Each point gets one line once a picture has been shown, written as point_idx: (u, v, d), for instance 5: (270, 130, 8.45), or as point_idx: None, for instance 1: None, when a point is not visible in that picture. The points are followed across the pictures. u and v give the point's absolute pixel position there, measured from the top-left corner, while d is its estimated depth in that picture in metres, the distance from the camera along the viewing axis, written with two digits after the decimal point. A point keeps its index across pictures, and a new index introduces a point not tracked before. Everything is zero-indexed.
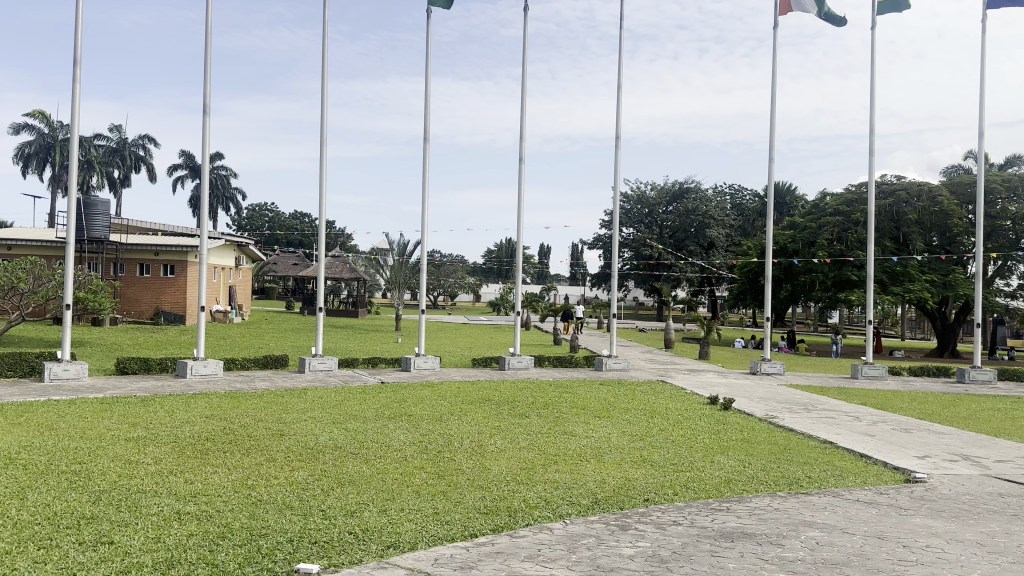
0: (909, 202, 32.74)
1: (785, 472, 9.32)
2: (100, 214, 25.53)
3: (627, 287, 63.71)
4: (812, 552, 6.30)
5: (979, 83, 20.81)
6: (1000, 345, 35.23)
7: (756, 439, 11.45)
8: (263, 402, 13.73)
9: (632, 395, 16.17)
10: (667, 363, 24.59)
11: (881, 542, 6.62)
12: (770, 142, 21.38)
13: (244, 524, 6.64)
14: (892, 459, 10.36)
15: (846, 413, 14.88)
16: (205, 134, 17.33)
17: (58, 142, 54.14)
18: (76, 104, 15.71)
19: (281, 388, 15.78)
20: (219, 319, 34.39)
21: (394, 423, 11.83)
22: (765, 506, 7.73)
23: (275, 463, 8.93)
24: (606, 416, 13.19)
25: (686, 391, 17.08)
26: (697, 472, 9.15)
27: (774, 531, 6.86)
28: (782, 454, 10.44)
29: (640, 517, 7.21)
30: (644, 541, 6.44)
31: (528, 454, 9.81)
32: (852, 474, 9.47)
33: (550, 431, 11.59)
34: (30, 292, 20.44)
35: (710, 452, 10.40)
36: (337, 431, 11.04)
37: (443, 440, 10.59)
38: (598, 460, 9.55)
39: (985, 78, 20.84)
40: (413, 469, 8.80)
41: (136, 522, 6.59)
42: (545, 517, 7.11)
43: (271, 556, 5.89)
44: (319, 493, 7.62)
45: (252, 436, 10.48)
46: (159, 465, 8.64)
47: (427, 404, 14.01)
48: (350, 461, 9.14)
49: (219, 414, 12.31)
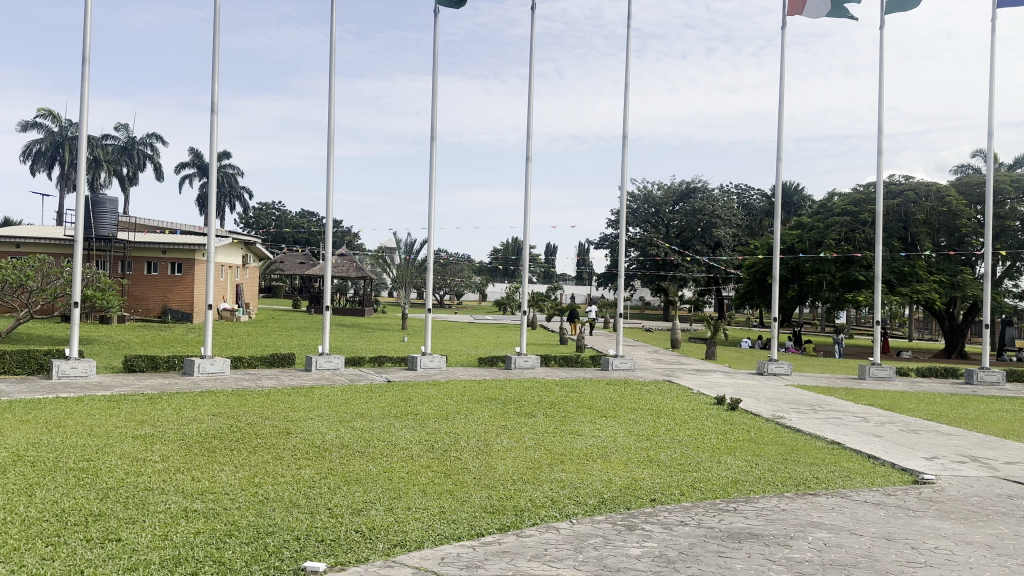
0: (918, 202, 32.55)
1: (792, 473, 9.30)
2: (107, 212, 25.64)
3: (633, 287, 63.63)
4: (819, 553, 6.28)
5: (989, 82, 20.68)
6: (1008, 346, 35.11)
7: (763, 440, 11.42)
8: (270, 400, 13.76)
9: (638, 395, 16.15)
10: (673, 363, 24.51)
11: (889, 544, 6.59)
12: (778, 141, 21.28)
13: (251, 522, 6.65)
14: (900, 460, 10.33)
15: (853, 413, 14.84)
16: (213, 132, 17.38)
17: (68, 141, 54.27)
18: (85, 103, 15.77)
19: (288, 386, 15.83)
20: (225, 317, 34.48)
21: (400, 422, 11.81)
22: (772, 507, 7.71)
23: (280, 461, 8.94)
24: (611, 416, 13.17)
25: (692, 391, 17.03)
26: (704, 472, 9.13)
27: (781, 531, 6.85)
28: (789, 455, 10.41)
29: (647, 517, 7.20)
30: (650, 542, 6.43)
31: (535, 453, 9.80)
32: (859, 475, 9.43)
33: (556, 430, 11.56)
34: (38, 288, 20.53)
35: (717, 452, 10.37)
36: (344, 430, 11.04)
37: (449, 439, 10.57)
38: (605, 461, 9.53)
39: (995, 77, 20.70)
40: (419, 468, 8.79)
41: (144, 519, 6.62)
42: (551, 516, 7.11)
43: (277, 555, 5.89)
44: (326, 493, 7.62)
45: (259, 434, 10.49)
46: (165, 463, 8.66)
47: (433, 402, 14.02)
48: (356, 460, 9.14)
49: (226, 412, 12.37)
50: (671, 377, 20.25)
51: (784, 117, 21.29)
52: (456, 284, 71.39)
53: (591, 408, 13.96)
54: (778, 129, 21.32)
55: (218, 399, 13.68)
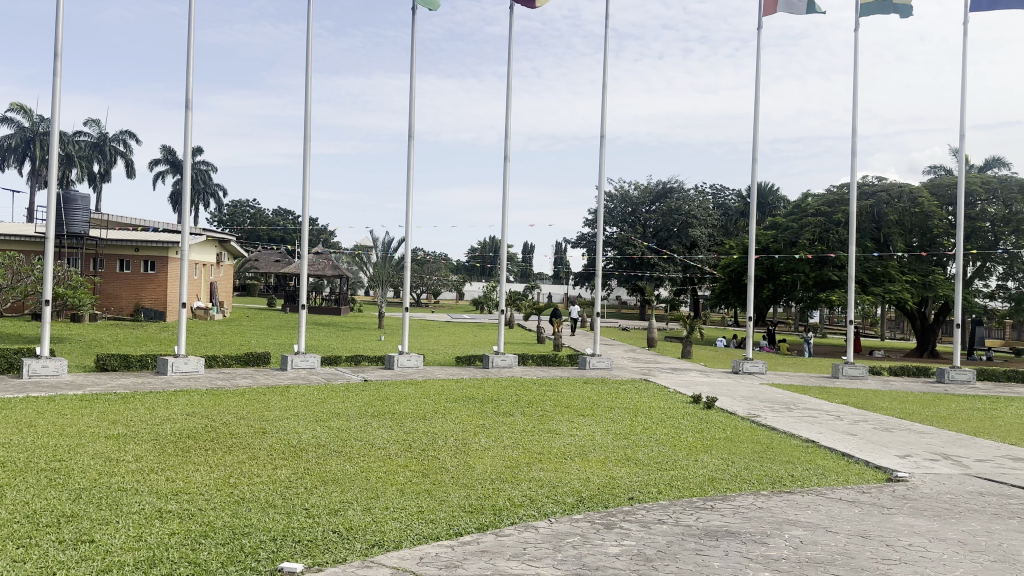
0: (890, 203, 32.94)
1: (767, 471, 9.39)
2: (79, 209, 25.19)
3: (610, 286, 63.86)
4: (795, 551, 6.35)
5: (962, 86, 21.05)
6: (977, 346, 35.74)
7: (739, 438, 11.53)
8: (245, 400, 13.60)
9: (615, 393, 16.21)
10: (649, 362, 24.57)
11: (864, 541, 6.67)
12: (753, 144, 21.47)
13: (227, 522, 6.58)
14: (874, 458, 10.46)
15: (828, 412, 15.01)
16: (188, 129, 17.16)
17: (38, 136, 53.07)
18: (55, 98, 15.50)
19: (264, 386, 15.68)
20: (200, 315, 34.08)
21: (377, 422, 11.74)
22: (748, 505, 7.77)
23: (257, 461, 8.86)
24: (589, 415, 13.20)
25: (669, 390, 17.13)
26: (680, 470, 9.20)
27: (758, 529, 6.91)
28: (764, 453, 10.51)
29: (624, 515, 7.24)
30: (629, 540, 6.46)
31: (512, 452, 9.80)
32: (833, 473, 9.53)
33: (534, 429, 11.57)
34: (7, 287, 20.12)
35: (693, 450, 10.45)
36: (321, 430, 10.95)
37: (427, 439, 10.53)
38: (585, 461, 9.52)
39: (968, 80, 21.06)
40: (396, 468, 8.76)
41: (119, 520, 6.53)
42: (529, 516, 7.11)
43: (254, 555, 5.84)
44: (299, 495, 7.51)
45: (235, 434, 10.38)
46: (140, 463, 8.55)
47: (412, 402, 13.96)
48: (334, 459, 9.08)
49: (201, 411, 12.21)
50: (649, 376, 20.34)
51: (759, 118, 21.52)
52: (433, 284, 71.00)
53: (568, 407, 13.98)
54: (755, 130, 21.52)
55: (192, 399, 13.53)
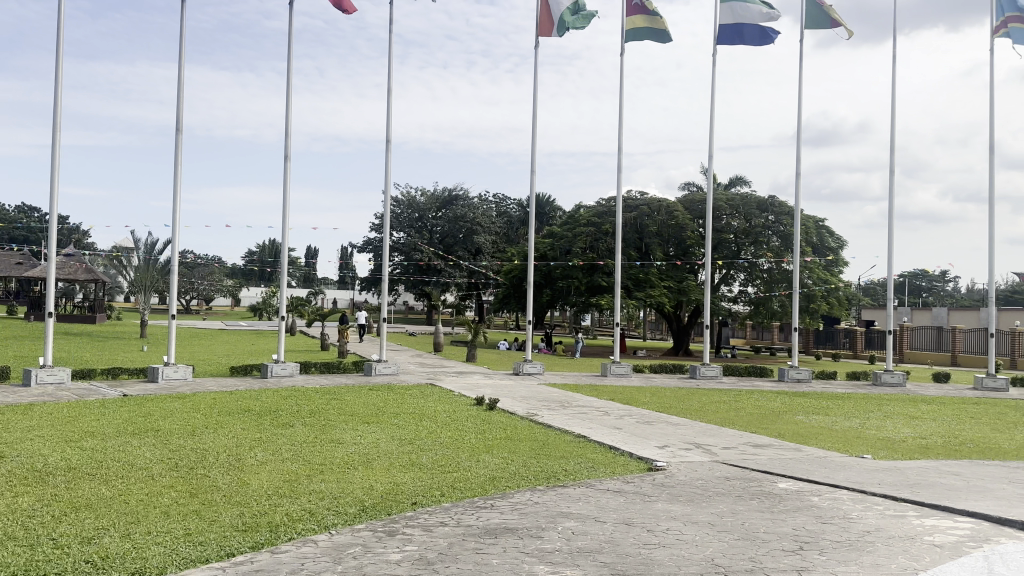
0: None
1: (874, 487, 8.86)
2: None
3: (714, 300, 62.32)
4: (900, 566, 5.95)
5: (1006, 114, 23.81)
6: None
7: (846, 456, 10.93)
8: (341, 411, 14.04)
9: (718, 412, 15.73)
10: (751, 380, 23.84)
11: (980, 559, 6.18)
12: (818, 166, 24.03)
13: (301, 527, 6.75)
14: (1004, 477, 9.69)
15: (954, 434, 14.01)
16: (305, 171, 20.07)
17: None
18: (177, 147, 18.66)
19: (364, 400, 16.15)
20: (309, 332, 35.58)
21: (465, 434, 11.86)
22: (854, 520, 7.35)
23: (341, 470, 9.10)
24: (683, 431, 12.86)
25: (777, 410, 16.47)
26: (769, 485, 8.82)
27: (860, 543, 6.53)
28: (877, 471, 9.92)
29: (713, 527, 6.99)
30: (718, 553, 6.22)
31: (595, 466, 9.66)
32: (955, 490, 8.88)
33: (621, 444, 11.37)
34: None
35: (793, 467, 9.99)
36: (408, 441, 11.15)
37: (510, 451, 10.53)
38: (673, 473, 9.46)
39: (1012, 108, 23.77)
40: (477, 479, 8.77)
41: (201, 522, 6.83)
42: (605, 526, 6.98)
43: (322, 558, 5.95)
44: (384, 496, 7.95)
45: (323, 444, 10.71)
46: (235, 471, 8.93)
47: (503, 415, 14.03)
48: (407, 469, 9.23)
49: (301, 421, 12.90)
50: (748, 395, 19.79)
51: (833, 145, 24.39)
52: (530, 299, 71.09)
53: (658, 423, 13.67)
54: (810, 148, 24.10)
55: (293, 410, 14.10)
